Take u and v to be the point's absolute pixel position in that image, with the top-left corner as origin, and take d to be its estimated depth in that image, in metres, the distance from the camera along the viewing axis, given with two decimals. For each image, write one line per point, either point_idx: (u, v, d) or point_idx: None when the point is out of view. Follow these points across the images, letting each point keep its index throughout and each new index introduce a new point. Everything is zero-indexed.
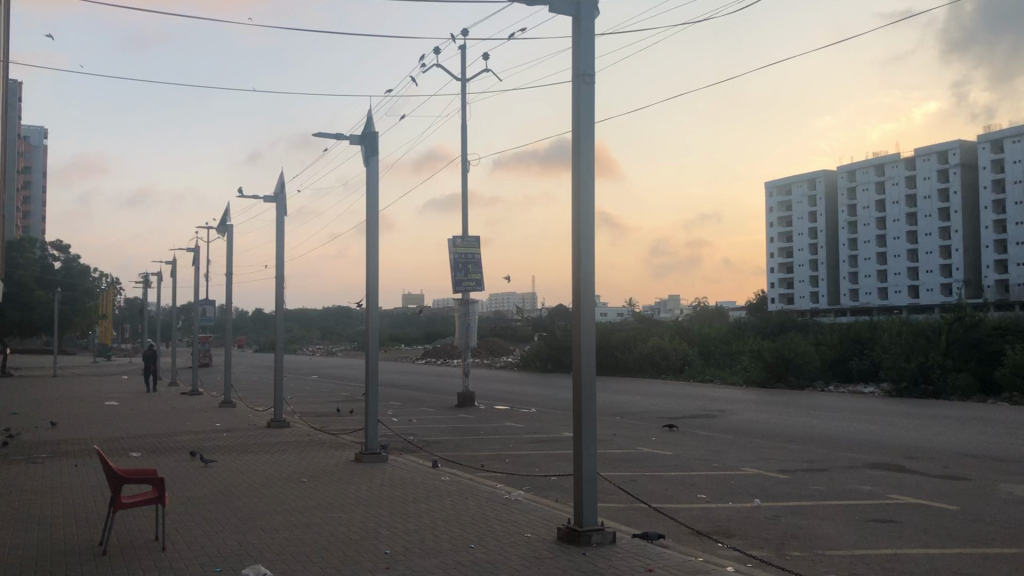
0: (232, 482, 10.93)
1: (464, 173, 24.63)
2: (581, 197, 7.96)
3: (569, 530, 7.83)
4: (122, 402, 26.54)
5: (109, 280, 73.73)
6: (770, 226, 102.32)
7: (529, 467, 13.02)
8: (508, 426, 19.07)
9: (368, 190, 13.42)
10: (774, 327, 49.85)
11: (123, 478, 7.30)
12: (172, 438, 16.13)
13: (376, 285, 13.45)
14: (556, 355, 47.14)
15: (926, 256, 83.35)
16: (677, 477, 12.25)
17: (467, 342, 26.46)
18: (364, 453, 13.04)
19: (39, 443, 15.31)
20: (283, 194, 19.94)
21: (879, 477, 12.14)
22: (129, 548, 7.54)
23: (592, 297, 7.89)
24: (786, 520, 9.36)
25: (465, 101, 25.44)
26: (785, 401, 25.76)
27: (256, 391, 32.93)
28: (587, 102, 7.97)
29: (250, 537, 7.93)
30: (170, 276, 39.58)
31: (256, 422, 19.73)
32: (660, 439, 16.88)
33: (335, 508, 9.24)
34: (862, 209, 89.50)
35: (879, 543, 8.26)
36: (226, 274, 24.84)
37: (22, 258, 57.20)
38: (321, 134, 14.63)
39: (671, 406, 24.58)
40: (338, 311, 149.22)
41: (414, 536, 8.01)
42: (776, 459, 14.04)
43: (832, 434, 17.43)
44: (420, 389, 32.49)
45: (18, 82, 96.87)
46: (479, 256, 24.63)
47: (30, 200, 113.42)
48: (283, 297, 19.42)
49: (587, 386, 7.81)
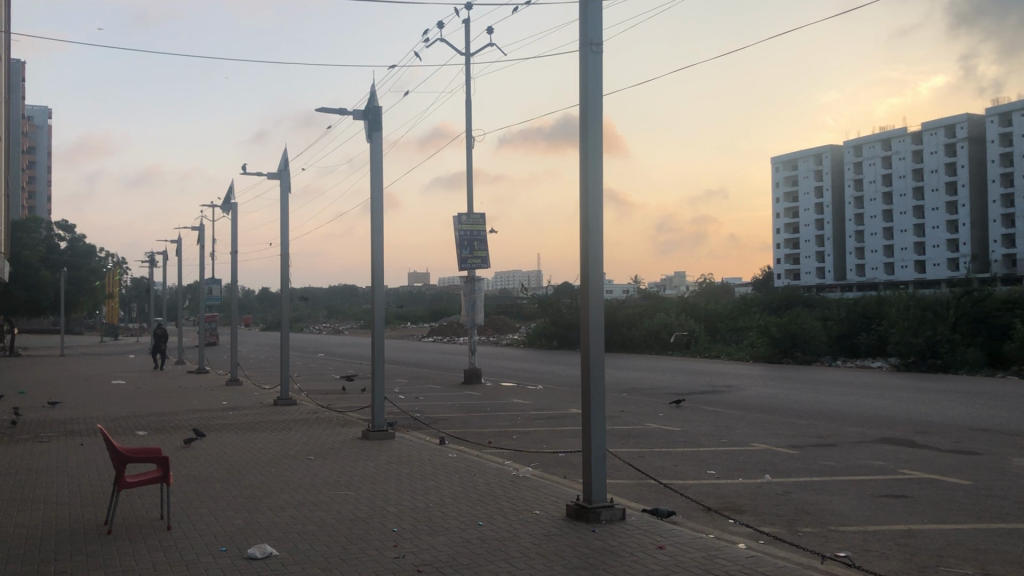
0: (238, 460, 10.86)
1: (470, 149, 24.41)
2: (589, 171, 7.81)
3: (578, 506, 7.74)
4: (128, 381, 26.55)
5: (115, 259, 73.72)
6: (776, 202, 101.83)
7: (536, 444, 12.96)
8: (515, 402, 19.02)
9: (373, 166, 13.25)
10: (780, 304, 49.75)
11: (126, 456, 7.22)
12: (178, 416, 16.11)
13: (382, 260, 13.32)
14: (563, 332, 47.15)
15: (933, 231, 82.91)
16: (686, 452, 12.17)
17: (473, 319, 26.36)
18: (370, 430, 12.98)
19: (45, 421, 15.34)
20: (287, 171, 19.80)
21: (890, 452, 12.03)
22: (135, 527, 7.48)
23: (600, 271, 7.76)
24: (797, 496, 9.27)
25: (470, 77, 25.16)
26: (792, 376, 25.68)
27: (261, 369, 32.96)
28: (595, 73, 7.80)
29: (255, 515, 7.86)
30: (175, 254, 39.53)
31: (262, 400, 19.67)
32: (668, 415, 16.83)
33: (341, 485, 9.18)
34: (869, 184, 88.97)
35: (892, 519, 8.16)
36: (231, 252, 24.76)
37: (27, 238, 57.08)
38: (324, 109, 14.44)
39: (679, 382, 24.50)
40: (345, 289, 149.58)
41: (422, 513, 7.94)
42: (785, 434, 13.93)
43: (841, 409, 17.35)
44: (428, 366, 32.51)
45: (20, 62, 96.53)
46: (484, 233, 24.50)
47: (34, 180, 113.50)
48: (288, 275, 19.33)
49: (596, 362, 7.70)
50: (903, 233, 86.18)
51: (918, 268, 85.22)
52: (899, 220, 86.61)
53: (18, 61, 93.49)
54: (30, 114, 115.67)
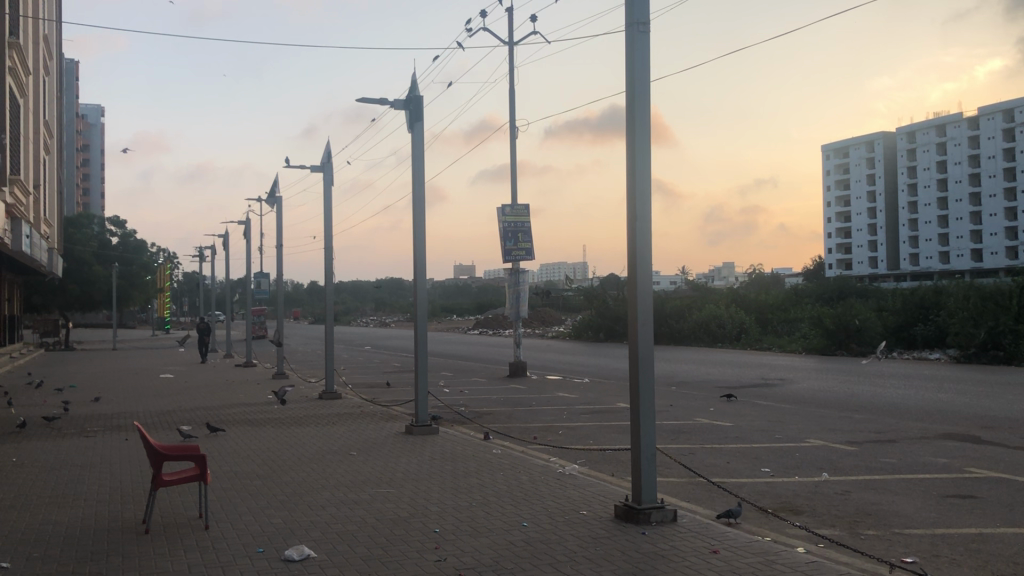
0: (280, 457, 10.71)
1: (514, 140, 24.09)
2: (637, 156, 7.44)
3: (627, 507, 7.42)
4: (177, 375, 26.79)
5: (165, 255, 74.66)
6: (826, 190, 99.90)
7: (583, 439, 12.63)
8: (561, 396, 18.76)
9: (414, 156, 13.02)
10: (833, 295, 48.65)
11: (163, 454, 7.07)
12: (223, 410, 16.09)
13: (424, 252, 13.09)
14: (610, 324, 46.71)
15: (990, 218, 80.68)
16: (739, 449, 11.76)
17: (518, 312, 26.04)
18: (414, 425, 12.76)
19: (91, 416, 15.34)
20: (329, 164, 19.69)
21: (954, 448, 11.47)
22: (173, 527, 7.32)
23: (649, 263, 7.39)
24: (857, 496, 8.83)
25: (514, 67, 24.81)
26: (846, 368, 24.97)
27: (309, 363, 33.09)
28: (643, 56, 7.44)
29: (294, 515, 7.66)
30: (222, 250, 39.87)
31: (306, 394, 19.60)
32: (718, 409, 16.39)
33: (384, 484, 8.96)
34: (923, 171, 86.88)
35: (962, 522, 7.68)
36: (276, 247, 24.75)
37: (80, 234, 58.09)
38: (364, 100, 14.22)
39: (728, 375, 24.06)
40: (392, 283, 150.97)
41: (465, 514, 7.69)
42: (842, 430, 13.41)
43: (900, 403, 16.74)
44: (473, 359, 32.35)
45: (74, 61, 98.43)
46: (529, 224, 24.19)
47: (88, 178, 115.85)
48: (332, 269, 19.23)
49: (644, 359, 7.35)
50: (958, 221, 83.91)
51: (975, 257, 82.90)
52: (954, 208, 84.42)
53: (70, 61, 95.26)
54: (84, 113, 117.86)
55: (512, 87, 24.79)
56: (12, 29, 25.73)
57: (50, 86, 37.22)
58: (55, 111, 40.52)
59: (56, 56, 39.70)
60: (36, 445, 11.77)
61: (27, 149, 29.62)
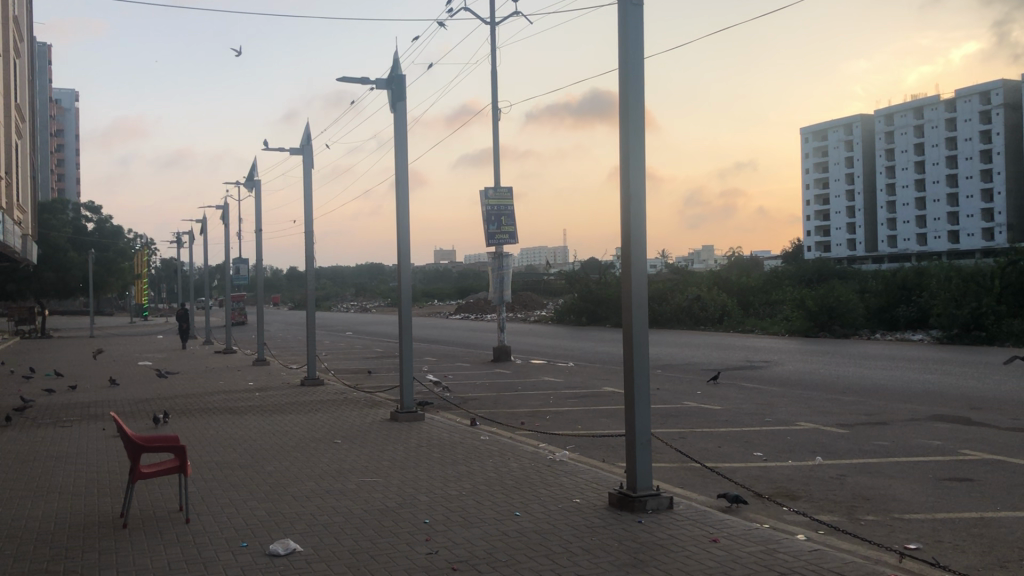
0: (262, 446, 10.44)
1: (496, 122, 23.74)
2: (631, 138, 7.20)
3: (621, 495, 7.22)
4: (155, 362, 26.34)
5: (143, 240, 73.72)
6: (806, 173, 100.19)
7: (571, 425, 12.44)
8: (547, 380, 18.59)
9: (397, 137, 12.70)
10: (813, 277, 48.76)
11: (141, 446, 6.80)
12: (204, 398, 15.77)
13: (408, 235, 12.81)
14: (592, 307, 46.58)
15: (967, 200, 81.14)
16: (731, 433, 11.59)
17: (502, 295, 25.75)
18: (399, 411, 12.52)
19: (66, 406, 14.95)
20: (309, 146, 19.31)
21: (945, 431, 11.35)
22: (152, 520, 7.06)
23: (644, 244, 7.17)
24: (854, 480, 8.69)
25: (496, 48, 24.44)
26: (831, 350, 24.94)
27: (289, 349, 32.82)
28: (638, 28, 7.18)
29: (279, 506, 7.42)
30: (201, 235, 39.38)
31: (288, 381, 19.34)
32: (706, 392, 16.28)
33: (370, 473, 8.73)
34: (901, 153, 87.22)
35: (962, 506, 7.53)
36: (256, 231, 24.33)
37: (55, 220, 57.28)
38: (344, 79, 13.85)
39: (713, 357, 23.95)
40: (373, 268, 150.86)
41: (455, 503, 7.46)
42: (830, 412, 13.29)
43: (887, 384, 16.67)
44: (456, 344, 32.05)
45: (46, 44, 96.72)
46: (512, 207, 23.91)
47: (64, 163, 114.57)
48: (313, 253, 18.88)
49: (639, 345, 7.14)
50: (935, 203, 84.34)
51: (951, 238, 83.45)
52: (932, 189, 84.86)
53: (42, 44, 93.52)
54: (59, 98, 116.01)
55: (494, 68, 24.40)
56: None
57: (22, 70, 36.52)
58: (28, 96, 39.67)
59: (27, 37, 38.94)
60: (11, 434, 11.49)
61: None
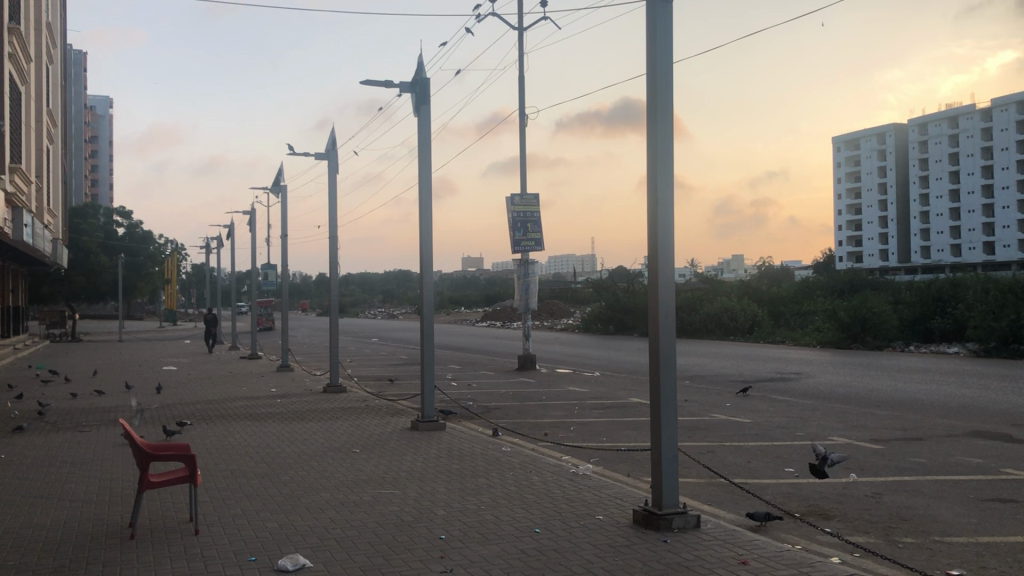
0: (278, 454, 10.25)
1: (523, 129, 23.50)
2: (658, 143, 6.92)
3: (646, 513, 6.91)
4: (180, 367, 26.31)
5: (173, 245, 74.29)
6: (837, 182, 99.06)
7: (596, 436, 12.14)
8: (573, 390, 18.29)
9: (420, 141, 12.50)
10: (845, 287, 48.02)
11: (150, 454, 6.60)
12: (223, 404, 15.63)
13: (432, 240, 12.58)
14: (619, 316, 46.20)
15: (1002, 211, 79.80)
16: (761, 447, 11.22)
17: (527, 303, 25.44)
18: (419, 420, 12.29)
19: (86, 410, 14.89)
20: (334, 151, 19.18)
21: (985, 448, 10.91)
22: (160, 531, 6.84)
23: (671, 253, 6.86)
24: (890, 499, 8.31)
25: (523, 54, 24.20)
26: (864, 363, 24.40)
27: (314, 356, 32.73)
28: (665, 31, 6.89)
29: (291, 519, 7.20)
30: (228, 241, 39.46)
31: (311, 388, 19.16)
32: (734, 404, 15.89)
33: (386, 484, 8.49)
34: (934, 163, 85.95)
35: (1006, 529, 7.14)
36: (281, 236, 24.26)
37: (86, 224, 57.81)
38: (368, 82, 13.68)
39: (743, 368, 23.50)
40: (400, 275, 151.47)
41: (473, 518, 7.20)
42: (865, 427, 12.85)
43: (924, 398, 16.18)
44: (481, 352, 31.78)
45: (81, 53, 98.23)
46: (539, 214, 23.66)
47: (97, 169, 116.12)
48: (336, 260, 18.73)
49: (666, 360, 6.83)
50: (970, 213, 83.05)
51: (986, 249, 82.16)
52: (966, 200, 83.48)
53: (77, 52, 94.83)
54: (93, 104, 117.62)
55: (521, 73, 24.19)
56: (12, 15, 25.11)
57: (54, 76, 36.80)
58: (60, 100, 39.98)
59: (60, 43, 39.28)
60: (28, 439, 11.40)
61: (29, 138, 29.15)
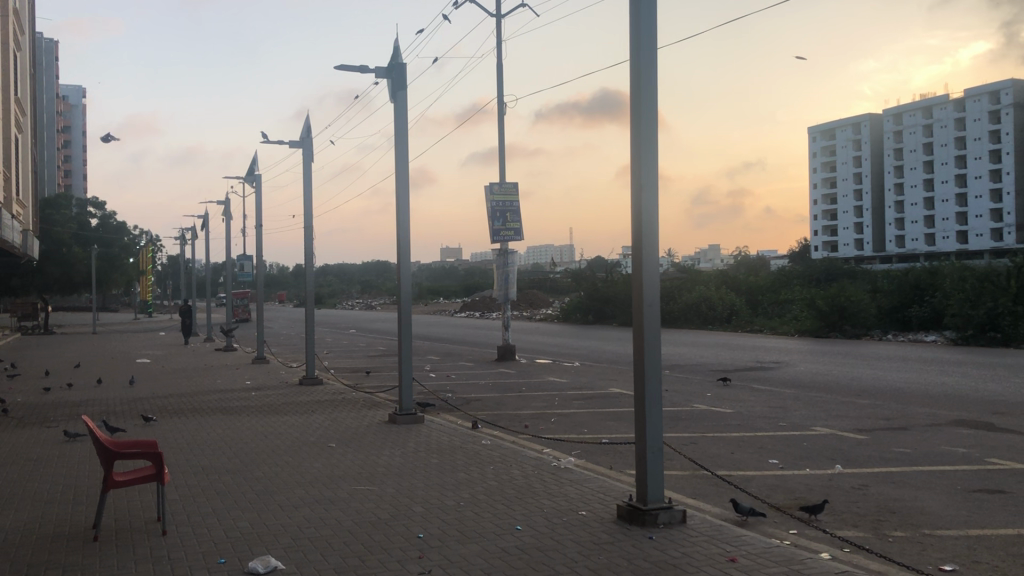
0: (251, 450, 9.97)
1: (501, 118, 23.23)
2: (642, 127, 6.69)
3: (631, 508, 6.71)
4: (153, 360, 25.88)
5: (147, 236, 73.45)
6: (814, 172, 99.49)
7: (577, 428, 11.96)
8: (553, 380, 18.15)
9: (397, 127, 12.21)
10: (822, 276, 48.19)
11: (114, 452, 6.30)
12: (197, 397, 15.31)
13: (408, 229, 12.31)
14: (598, 306, 46.10)
15: (976, 200, 80.46)
16: (743, 438, 11.08)
17: (506, 294, 25.21)
18: (398, 413, 12.03)
19: (56, 404, 14.51)
20: (309, 139, 18.84)
21: (968, 437, 10.82)
22: (126, 533, 6.56)
23: (655, 242, 6.65)
24: (877, 491, 8.17)
25: (502, 41, 23.91)
26: (843, 351, 24.43)
27: (290, 347, 32.44)
28: (649, 15, 6.66)
29: (263, 518, 6.95)
30: (203, 230, 38.94)
31: (286, 380, 18.86)
32: (716, 394, 15.81)
33: (364, 480, 8.25)
34: (909, 152, 86.39)
35: (995, 521, 7.02)
36: (256, 226, 23.87)
37: (58, 215, 56.91)
38: (343, 67, 13.36)
39: (723, 358, 23.43)
40: (378, 266, 150.99)
41: (452, 515, 6.97)
42: (847, 417, 12.77)
43: (903, 387, 16.13)
44: (459, 343, 31.56)
45: (53, 41, 96.77)
46: (518, 204, 23.40)
47: (70, 159, 114.70)
48: (312, 250, 18.41)
49: (651, 350, 6.62)
50: (943, 203, 83.73)
51: (960, 238, 82.90)
52: (941, 189, 84.08)
53: (48, 41, 93.31)
54: (66, 94, 115.96)
55: (500, 61, 23.90)
56: None
57: (22, 63, 36.08)
58: (30, 88, 39.28)
59: (28, 31, 38.52)
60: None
61: None
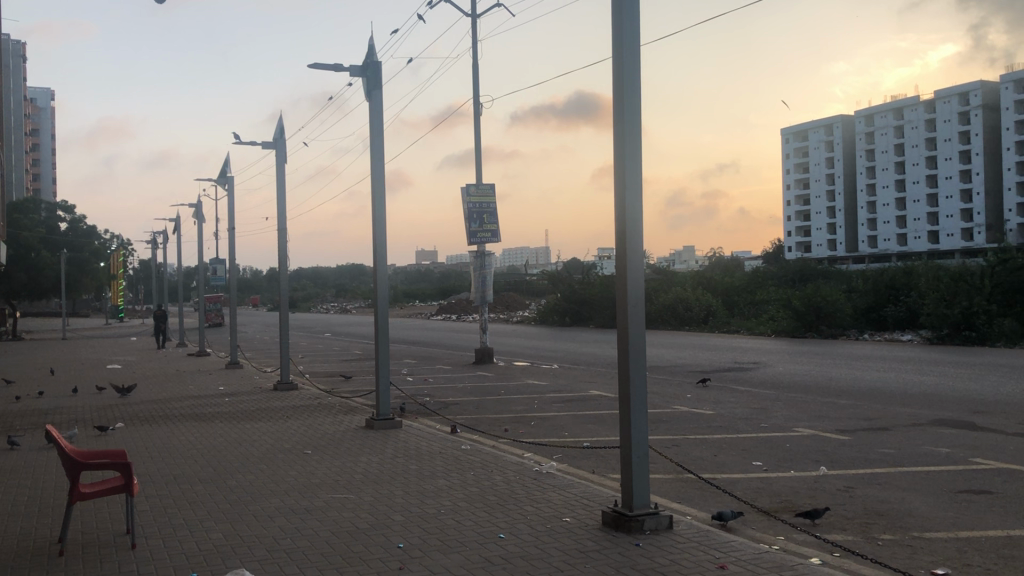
0: (224, 457, 9.72)
1: (477, 118, 23.04)
2: (625, 121, 6.53)
3: (616, 514, 6.55)
4: (124, 366, 25.42)
5: (118, 240, 72.58)
6: (787, 173, 100.19)
7: (557, 432, 11.79)
8: (532, 383, 17.97)
9: (371, 127, 12.00)
10: (797, 276, 48.43)
11: (80, 463, 6.03)
12: (169, 404, 14.99)
13: (384, 231, 12.09)
14: (575, 308, 46.02)
15: (947, 200, 81.35)
16: (726, 440, 10.96)
17: (484, 296, 25.00)
18: (375, 418, 11.80)
19: (23, 413, 14.17)
20: (283, 140, 18.55)
21: (950, 437, 10.76)
22: (95, 547, 6.31)
23: (639, 242, 6.50)
24: (863, 492, 8.06)
25: (477, 42, 23.75)
26: (820, 351, 24.43)
27: (264, 352, 32.05)
28: (631, 12, 6.51)
29: (237, 529, 6.71)
30: (175, 234, 38.45)
31: (261, 385, 18.53)
32: (696, 395, 15.71)
33: (341, 488, 8.03)
34: (881, 153, 87.15)
35: (984, 522, 6.92)
36: (228, 229, 23.52)
37: (26, 220, 56.03)
38: (317, 65, 13.12)
39: (701, 359, 23.36)
40: (353, 269, 150.45)
41: (434, 524, 6.77)
42: (830, 417, 12.67)
43: (882, 387, 16.10)
44: (436, 346, 31.32)
45: (21, 43, 95.89)
46: (495, 205, 23.21)
47: (39, 163, 113.31)
48: (286, 254, 18.11)
49: (635, 353, 6.47)
50: (915, 203, 84.60)
51: (931, 238, 83.73)
52: (912, 190, 84.89)
53: (16, 42, 92.28)
54: (34, 97, 114.55)
55: (475, 61, 23.72)
56: None
57: None
58: None
59: None
60: None
61: None
